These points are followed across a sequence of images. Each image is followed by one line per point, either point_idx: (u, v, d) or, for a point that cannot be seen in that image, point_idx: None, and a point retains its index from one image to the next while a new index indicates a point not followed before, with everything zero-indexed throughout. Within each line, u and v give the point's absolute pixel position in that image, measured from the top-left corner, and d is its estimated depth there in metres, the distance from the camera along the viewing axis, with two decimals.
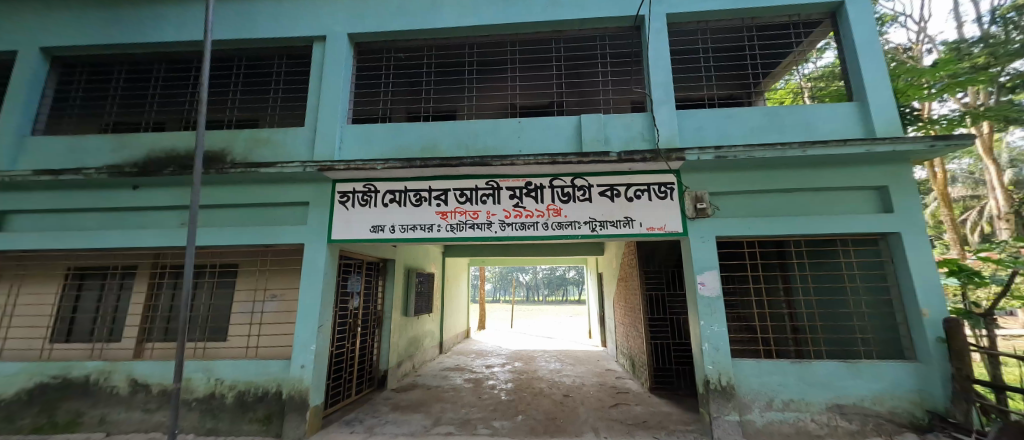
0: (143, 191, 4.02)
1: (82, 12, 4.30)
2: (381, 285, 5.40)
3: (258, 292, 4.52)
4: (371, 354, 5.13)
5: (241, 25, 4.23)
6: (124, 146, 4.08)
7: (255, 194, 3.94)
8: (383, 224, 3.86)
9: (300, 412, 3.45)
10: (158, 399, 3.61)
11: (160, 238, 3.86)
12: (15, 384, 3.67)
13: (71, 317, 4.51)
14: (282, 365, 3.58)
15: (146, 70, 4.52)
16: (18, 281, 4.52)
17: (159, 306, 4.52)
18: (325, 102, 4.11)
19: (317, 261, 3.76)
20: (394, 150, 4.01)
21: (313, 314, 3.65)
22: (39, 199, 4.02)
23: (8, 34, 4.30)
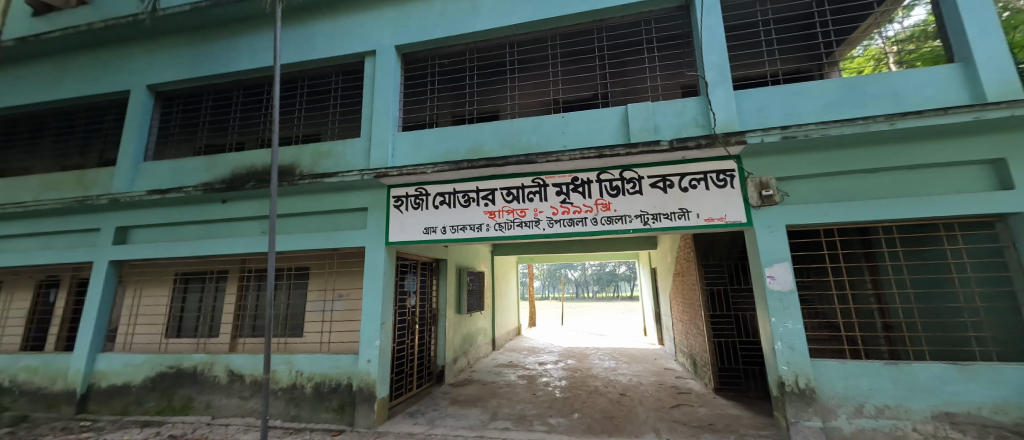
0: (231, 204, 4.56)
1: (177, 51, 4.97)
2: (434, 284, 5.64)
3: (327, 293, 4.94)
4: (428, 349, 5.37)
5: (302, 48, 4.63)
6: (214, 166, 4.65)
7: (321, 202, 4.30)
8: (435, 225, 4.02)
9: (369, 403, 3.72)
10: (250, 388, 4.09)
11: (246, 245, 4.36)
12: (142, 372, 4.34)
13: (180, 316, 5.24)
14: (351, 360, 3.88)
15: (228, 97, 5.11)
16: (140, 285, 5.36)
17: (247, 306, 5.11)
18: (378, 113, 4.36)
19: (377, 263, 4.01)
20: (442, 154, 4.16)
21: (376, 312, 3.91)
22: (153, 215, 4.72)
23: (122, 77, 5.08)
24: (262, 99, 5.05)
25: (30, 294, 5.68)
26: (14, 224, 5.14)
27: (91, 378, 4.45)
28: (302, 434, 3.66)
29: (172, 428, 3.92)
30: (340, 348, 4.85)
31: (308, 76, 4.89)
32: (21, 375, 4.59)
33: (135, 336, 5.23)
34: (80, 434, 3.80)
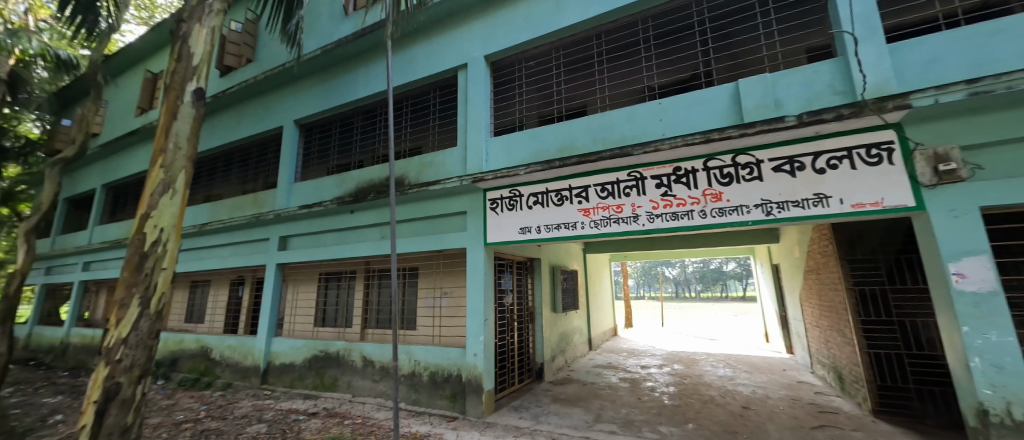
0: (357, 214, 5.32)
1: (314, 89, 6.02)
2: (529, 283, 5.75)
3: (435, 290, 5.43)
4: (527, 346, 5.49)
5: (406, 71, 5.18)
6: (343, 182, 5.49)
7: (427, 209, 4.74)
8: (530, 225, 4.10)
9: (477, 394, 3.97)
10: (380, 372, 4.73)
11: (370, 249, 5.04)
12: (301, 354, 5.34)
13: (324, 309, 6.31)
14: (460, 353, 4.19)
15: (350, 122, 5.97)
16: (295, 283, 6.61)
17: (372, 301, 5.91)
18: (472, 121, 4.64)
19: (478, 263, 4.25)
20: (533, 154, 4.22)
21: (479, 309, 4.15)
22: (302, 226, 5.77)
23: (277, 115, 6.34)
24: (375, 120, 5.77)
25: (228, 290, 7.45)
26: (217, 237, 6.80)
27: (269, 356, 5.63)
28: (422, 417, 4.08)
29: (325, 401, 4.73)
30: (448, 341, 5.28)
31: (411, 95, 5.43)
32: (226, 352, 6.04)
33: (294, 324, 6.47)
34: (264, 400, 4.84)
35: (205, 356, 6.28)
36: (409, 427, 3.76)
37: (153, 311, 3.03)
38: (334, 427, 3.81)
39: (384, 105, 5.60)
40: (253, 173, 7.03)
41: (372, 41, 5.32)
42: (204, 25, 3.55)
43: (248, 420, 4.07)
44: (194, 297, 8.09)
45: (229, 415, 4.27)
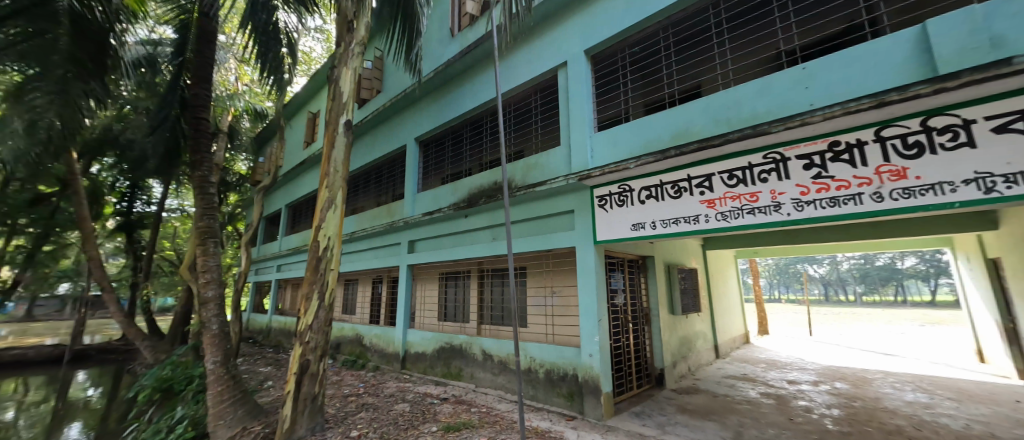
0: (471, 218, 5.75)
1: (430, 108, 6.75)
2: (642, 282, 5.40)
3: (546, 289, 5.52)
4: (644, 350, 5.17)
5: (508, 78, 5.42)
6: (457, 190, 6.01)
7: (535, 209, 4.85)
8: (644, 221, 3.85)
9: (595, 395, 3.89)
10: (499, 365, 5.03)
11: (483, 250, 5.39)
12: (431, 345, 6.01)
13: (445, 305, 6.99)
14: (575, 352, 4.16)
15: (460, 134, 6.49)
16: (422, 282, 7.48)
17: (487, 299, 6.32)
18: (575, 119, 4.59)
19: (589, 262, 4.17)
20: (643, 146, 3.96)
21: (592, 309, 4.06)
22: (425, 231, 6.50)
23: (402, 135, 7.29)
24: (482, 129, 6.16)
25: (371, 287, 8.83)
26: (362, 243, 8.13)
27: (406, 345, 6.48)
28: (542, 413, 4.18)
29: (453, 388, 5.23)
30: (561, 340, 5.30)
31: (513, 101, 5.64)
32: (374, 339, 7.17)
33: (423, 318, 7.32)
34: (404, 383, 5.59)
35: (359, 342, 7.57)
36: (530, 421, 3.89)
37: (327, 304, 3.70)
38: (463, 413, 4.18)
39: (489, 114, 5.94)
40: (382, 187, 8.18)
41: (476, 55, 5.73)
42: (349, 65, 4.01)
43: (394, 398, 4.75)
44: (349, 293, 9.84)
45: (380, 393, 5.05)
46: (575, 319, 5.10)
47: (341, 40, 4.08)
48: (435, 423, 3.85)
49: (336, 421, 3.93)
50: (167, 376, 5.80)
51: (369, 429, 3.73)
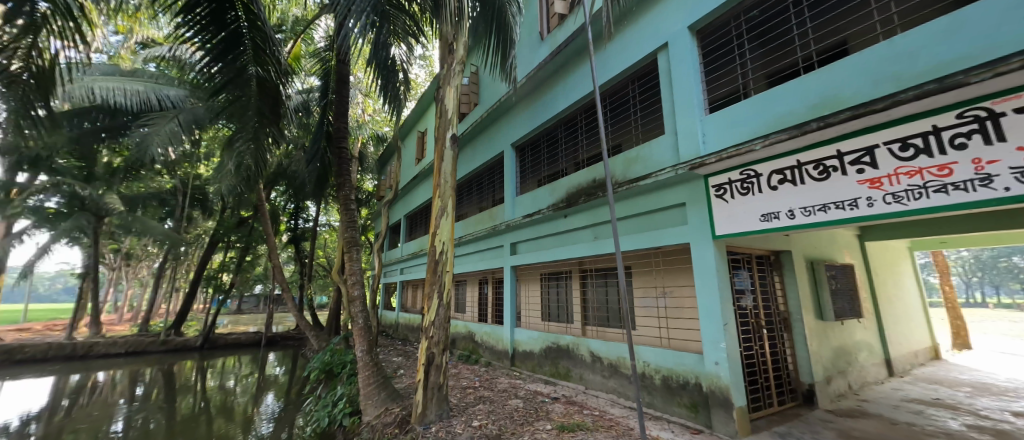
0: (570, 218, 5.70)
1: (524, 113, 6.94)
2: (776, 282, 4.63)
3: (656, 290, 5.17)
4: (783, 361, 4.43)
5: (602, 70, 5.25)
6: (555, 190, 6.03)
7: (640, 205, 4.59)
8: (776, 210, 3.25)
9: (726, 408, 3.46)
10: (609, 369, 4.86)
11: (584, 249, 5.29)
12: (537, 344, 6.13)
13: (548, 306, 7.07)
14: (697, 359, 3.77)
15: (554, 134, 6.50)
16: (524, 283, 7.70)
17: (590, 300, 6.19)
18: (681, 103, 4.18)
19: (707, 259, 3.75)
20: (770, 122, 3.36)
21: (716, 312, 3.62)
22: (526, 233, 6.67)
23: (500, 142, 7.65)
24: (576, 127, 6.07)
25: (478, 287, 9.44)
26: (468, 247, 8.73)
27: (514, 344, 6.73)
28: (662, 422, 3.88)
29: (563, 388, 5.23)
30: (678, 345, 4.86)
31: (608, 94, 5.44)
32: (485, 337, 7.63)
33: (528, 317, 7.51)
34: (515, 380, 5.81)
35: (471, 338, 8.14)
36: (650, 430, 3.66)
37: (445, 303, 3.97)
38: (576, 414, 4.15)
39: (583, 110, 5.82)
40: (483, 193, 8.69)
41: (568, 54, 5.71)
42: (452, 84, 4.29)
43: (508, 394, 4.97)
44: (459, 293, 10.68)
45: (494, 387, 5.33)
46: (694, 323, 4.63)
47: (444, 62, 4.39)
48: (549, 422, 3.91)
49: (459, 411, 4.28)
50: (328, 360, 7.09)
51: (488, 421, 3.97)
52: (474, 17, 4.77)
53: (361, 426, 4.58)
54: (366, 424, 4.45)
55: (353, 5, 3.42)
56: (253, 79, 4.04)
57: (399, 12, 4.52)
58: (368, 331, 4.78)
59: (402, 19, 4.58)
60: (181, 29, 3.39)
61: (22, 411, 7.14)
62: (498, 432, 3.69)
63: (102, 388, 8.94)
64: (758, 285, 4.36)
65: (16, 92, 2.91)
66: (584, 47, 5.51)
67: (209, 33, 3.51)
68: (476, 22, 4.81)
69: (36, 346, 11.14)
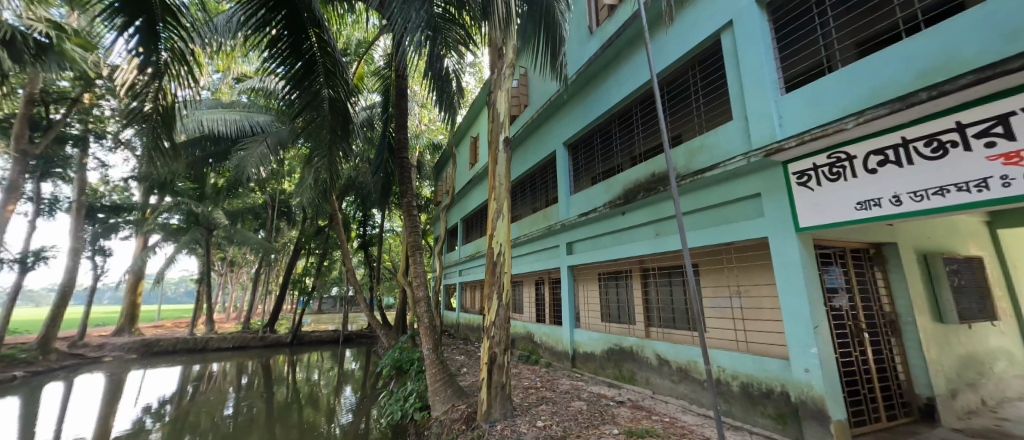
0: (629, 215, 5.48)
1: (576, 111, 6.83)
2: (878, 279, 4.05)
3: (730, 289, 4.78)
4: (891, 369, 3.85)
5: (659, 59, 5.00)
6: (611, 187, 5.84)
7: (707, 198, 4.28)
8: (877, 197, 2.82)
9: (821, 421, 3.08)
10: (678, 373, 4.58)
11: (646, 248, 5.05)
12: (599, 345, 5.97)
13: (607, 306, 6.86)
14: (782, 365, 3.42)
15: (608, 129, 6.30)
16: (582, 283, 7.56)
17: (654, 300, 5.91)
18: (751, 85, 3.84)
19: (791, 254, 3.38)
20: (865, 96, 2.91)
21: (803, 313, 3.25)
22: (582, 232, 6.54)
23: (552, 142, 7.60)
24: (631, 121, 5.83)
25: (535, 288, 9.45)
26: (524, 248, 8.78)
27: (574, 345, 6.63)
28: (742, 433, 3.57)
29: (628, 392, 5.03)
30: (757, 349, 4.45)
31: (665, 83, 5.16)
32: (544, 337, 7.61)
33: (588, 318, 7.34)
34: (577, 381, 5.71)
35: (531, 339, 8.17)
36: None
37: (505, 303, 4.01)
38: (644, 419, 3.97)
39: (638, 102, 5.58)
40: (536, 194, 8.69)
41: (620, 46, 5.53)
42: (502, 88, 4.35)
43: (571, 395, 4.91)
44: (517, 293, 10.79)
45: (556, 388, 5.30)
46: (776, 325, 4.21)
47: (494, 67, 4.45)
48: (616, 426, 3.79)
49: (523, 411, 4.31)
50: (397, 357, 7.56)
51: (552, 422, 3.95)
52: (522, 19, 4.80)
53: (430, 421, 4.81)
54: (435, 419, 4.67)
55: (407, 22, 3.61)
56: (326, 101, 4.46)
57: (450, 25, 4.68)
58: (433, 330, 5.00)
59: (453, 31, 4.73)
60: (267, 62, 3.86)
61: (160, 394, 8.55)
62: (564, 434, 3.65)
63: (217, 377, 10.41)
64: (855, 283, 3.84)
65: (150, 128, 3.51)
66: (637, 36, 5.30)
67: (290, 63, 3.95)
68: (524, 24, 4.84)
69: (168, 340, 13.30)
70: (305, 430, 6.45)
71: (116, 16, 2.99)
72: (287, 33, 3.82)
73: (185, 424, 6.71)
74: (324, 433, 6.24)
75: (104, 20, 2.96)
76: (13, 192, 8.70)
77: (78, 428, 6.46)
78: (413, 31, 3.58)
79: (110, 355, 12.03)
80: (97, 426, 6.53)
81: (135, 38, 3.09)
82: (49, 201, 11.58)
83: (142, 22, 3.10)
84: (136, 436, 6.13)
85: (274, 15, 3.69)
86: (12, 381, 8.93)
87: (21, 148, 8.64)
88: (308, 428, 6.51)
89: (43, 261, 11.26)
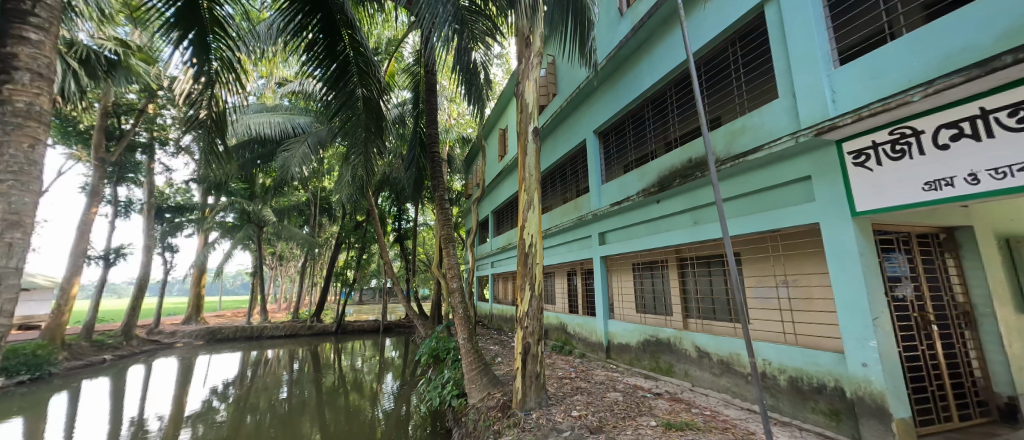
0: (664, 203, 5.30)
1: (606, 97, 6.64)
2: (950, 267, 3.67)
3: (776, 279, 4.54)
4: (965, 365, 3.49)
5: (695, 37, 4.73)
6: (645, 175, 5.66)
7: (750, 183, 4.05)
8: (948, 175, 2.53)
9: (881, 419, 2.87)
10: (720, 366, 4.42)
11: (682, 236, 4.87)
12: (634, 336, 5.86)
13: (642, 297, 6.72)
14: (836, 359, 3.20)
15: (640, 115, 6.09)
16: (615, 274, 7.44)
17: (691, 291, 5.74)
18: (800, 60, 3.57)
19: (846, 240, 3.14)
20: (935, 63, 2.60)
21: (860, 304, 3.02)
22: (614, 221, 6.41)
23: (582, 129, 7.46)
24: (664, 105, 5.60)
25: (569, 279, 9.38)
26: (555, 239, 8.73)
27: (608, 336, 6.54)
28: (791, 429, 3.40)
29: (666, 384, 4.92)
30: (807, 342, 4.20)
31: (702, 62, 4.90)
32: (578, 328, 7.56)
33: (622, 309, 7.21)
34: (612, 372, 5.64)
35: (564, 330, 8.16)
36: (776, 435, 3.23)
37: (537, 294, 4.00)
38: (683, 412, 3.88)
39: (673, 85, 5.34)
40: (566, 184, 8.57)
41: (652, 26, 5.30)
42: (530, 78, 4.28)
43: (606, 386, 4.87)
44: (549, 284, 10.77)
45: (591, 379, 5.27)
46: (827, 316, 3.94)
47: (522, 57, 4.37)
48: (653, 418, 3.73)
49: (557, 400, 4.34)
50: (434, 346, 7.80)
51: (588, 412, 3.94)
52: (549, 6, 4.68)
53: (467, 408, 4.96)
54: (472, 406, 4.81)
55: (435, 17, 3.62)
56: (360, 99, 4.60)
57: (476, 17, 4.67)
58: (468, 321, 5.07)
59: (480, 22, 4.71)
60: (305, 66, 4.05)
61: (224, 378, 9.39)
62: (599, 424, 3.63)
63: (272, 363, 11.24)
64: (922, 272, 3.51)
65: (205, 133, 3.76)
66: (672, 13, 5.04)
67: (326, 65, 4.12)
68: (551, 11, 4.71)
69: (229, 329, 14.53)
70: (351, 413, 6.86)
71: (172, 31, 3.23)
72: (322, 36, 3.98)
73: (246, 405, 7.33)
74: (368, 417, 6.59)
75: (161, 35, 3.22)
76: (96, 197, 9.76)
77: (158, 406, 7.24)
78: (440, 25, 3.59)
79: (180, 341, 13.34)
80: (173, 405, 7.27)
81: (189, 50, 3.35)
82: (125, 203, 12.90)
83: (195, 35, 3.36)
84: (206, 414, 6.79)
85: (310, 19, 3.86)
86: (102, 363, 10.13)
87: (99, 156, 9.62)
88: (354, 412, 6.92)
89: (123, 257, 12.58)
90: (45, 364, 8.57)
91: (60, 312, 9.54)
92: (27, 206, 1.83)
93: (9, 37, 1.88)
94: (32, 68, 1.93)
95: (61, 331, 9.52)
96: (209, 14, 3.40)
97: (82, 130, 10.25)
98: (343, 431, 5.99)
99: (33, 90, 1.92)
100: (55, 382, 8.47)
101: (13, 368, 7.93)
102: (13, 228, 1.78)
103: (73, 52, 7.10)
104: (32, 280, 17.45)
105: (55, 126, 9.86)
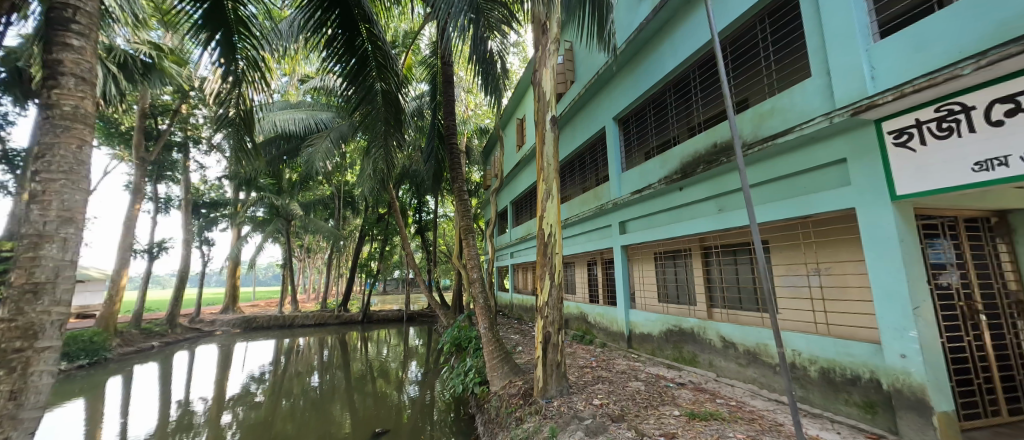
0: (687, 190, 5.15)
1: (625, 82, 6.47)
2: (1003, 253, 3.43)
3: (808, 266, 4.38)
4: (1017, 357, 3.30)
5: (719, 13, 4.47)
6: (668, 161, 5.49)
7: (780, 168, 3.88)
8: (1002, 155, 2.33)
9: (920, 412, 2.74)
10: (746, 356, 4.33)
11: (706, 224, 4.72)
12: (657, 326, 5.78)
13: (665, 286, 6.64)
14: (872, 349, 3.06)
15: (662, 100, 5.91)
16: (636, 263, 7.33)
17: (715, 279, 5.66)
18: (835, 36, 3.35)
19: (884, 225, 2.97)
20: (989, 35, 2.39)
21: (900, 291, 2.86)
22: (634, 209, 6.28)
23: (600, 117, 7.32)
24: (689, 88, 5.44)
25: (590, 268, 9.28)
26: (575, 228, 8.67)
27: (629, 325, 6.47)
28: (822, 421, 3.29)
29: (689, 374, 4.84)
30: (840, 332, 4.04)
31: (728, 42, 4.68)
32: (598, 318, 7.53)
33: (643, 298, 7.13)
34: (634, 362, 5.60)
35: (584, 320, 8.13)
36: (807, 428, 3.14)
37: (557, 283, 3.98)
38: (707, 403, 3.81)
39: (697, 67, 5.16)
40: (586, 173, 8.45)
41: (674, 6, 5.10)
42: (547, 66, 4.17)
43: (627, 376, 4.85)
44: (569, 274, 10.76)
45: (612, 368, 5.26)
46: (864, 305, 3.76)
47: (538, 44, 4.26)
48: (677, 408, 3.69)
49: (578, 389, 4.35)
50: (456, 335, 7.88)
51: (610, 401, 3.94)
52: None
53: (490, 395, 5.04)
54: (495, 393, 4.89)
55: (450, 7, 3.56)
56: (379, 93, 4.66)
57: (492, 5, 4.57)
58: (489, 310, 5.07)
59: (497, 10, 4.61)
60: (325, 62, 4.12)
61: (260, 363, 9.92)
62: (621, 413, 3.63)
63: (303, 350, 11.77)
64: (969, 259, 3.29)
65: (235, 131, 3.93)
66: None
67: (345, 61, 4.18)
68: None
69: (263, 317, 15.30)
70: (379, 398, 7.13)
71: (201, 32, 3.36)
72: (341, 31, 4.03)
73: (282, 389, 7.73)
74: (395, 403, 6.83)
75: (191, 37, 3.35)
76: (138, 194, 10.33)
77: (201, 389, 7.71)
78: (456, 16, 3.54)
79: (219, 330, 14.19)
80: (215, 389, 7.73)
81: (217, 51, 3.49)
82: (164, 200, 13.69)
83: (222, 35, 3.47)
84: (245, 397, 7.20)
85: (329, 16, 3.90)
86: (151, 349, 10.88)
87: (140, 155, 10.14)
88: (381, 397, 7.18)
89: (165, 251, 13.39)
90: (101, 349, 9.30)
91: (112, 302, 10.26)
92: (78, 203, 1.96)
93: (55, 44, 2.00)
94: (77, 73, 2.04)
95: (113, 319, 10.26)
96: (234, 15, 3.50)
97: (123, 131, 10.88)
98: (371, 415, 6.22)
99: (79, 94, 2.04)
100: (110, 366, 9.16)
101: (74, 353, 8.64)
102: (67, 224, 1.92)
103: (112, 56, 7.50)
104: (85, 273, 18.82)
105: (100, 129, 10.53)
